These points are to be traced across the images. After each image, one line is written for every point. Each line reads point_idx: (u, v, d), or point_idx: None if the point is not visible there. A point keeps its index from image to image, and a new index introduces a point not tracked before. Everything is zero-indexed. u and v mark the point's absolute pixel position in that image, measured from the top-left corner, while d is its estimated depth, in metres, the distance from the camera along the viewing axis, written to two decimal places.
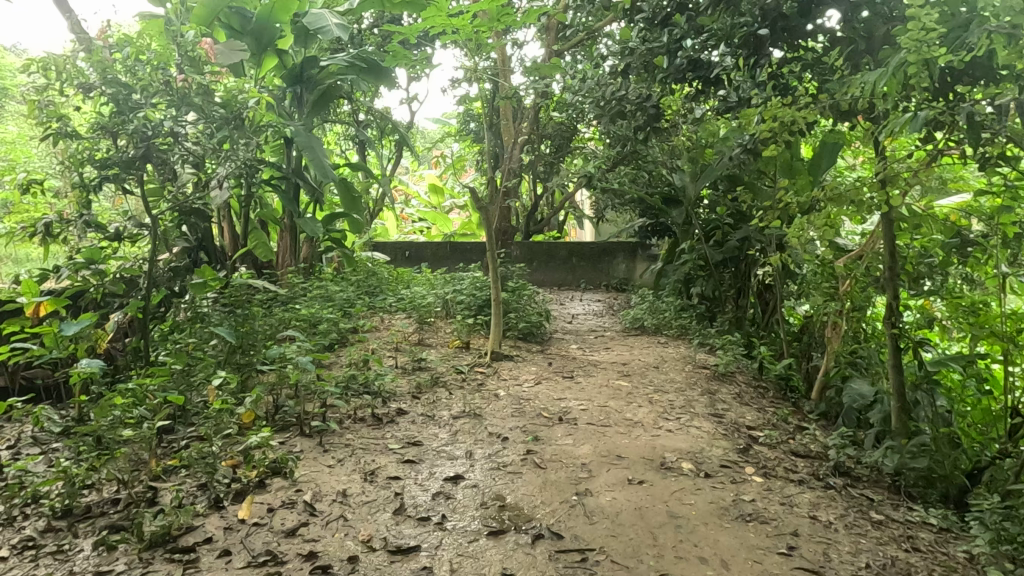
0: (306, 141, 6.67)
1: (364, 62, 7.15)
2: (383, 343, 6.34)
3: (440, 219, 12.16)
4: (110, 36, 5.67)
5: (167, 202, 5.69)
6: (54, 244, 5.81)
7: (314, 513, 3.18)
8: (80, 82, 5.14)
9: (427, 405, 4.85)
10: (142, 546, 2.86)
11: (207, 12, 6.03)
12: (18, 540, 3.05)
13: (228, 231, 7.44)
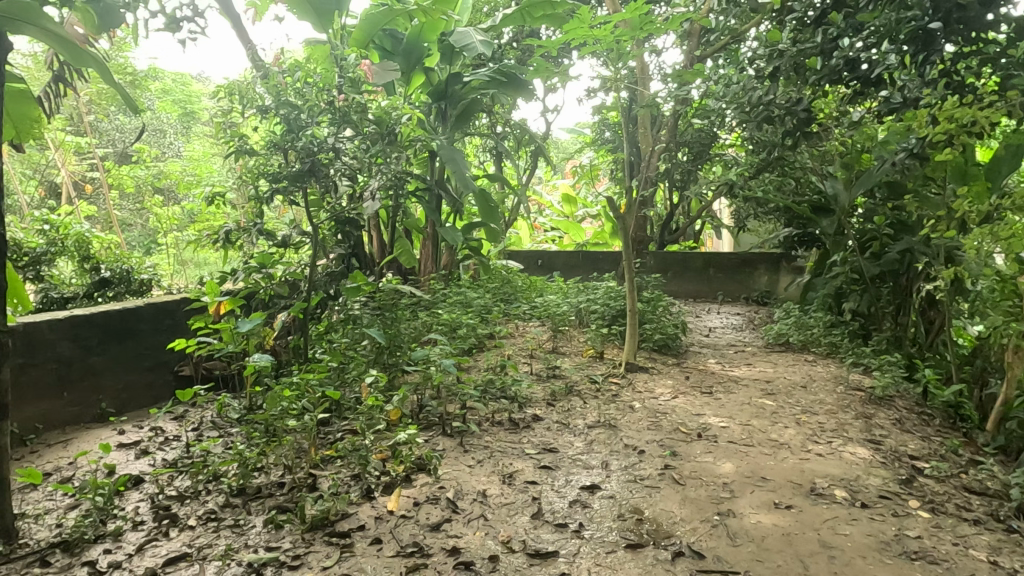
0: (449, 154, 6.94)
1: (504, 76, 7.41)
2: (518, 349, 6.47)
3: (573, 228, 12.21)
4: (283, 62, 6.26)
5: (326, 212, 6.18)
6: (232, 250, 6.50)
7: (456, 510, 3.32)
8: (258, 104, 5.72)
9: (562, 413, 4.89)
10: (305, 528, 3.12)
11: (364, 36, 6.52)
12: (202, 512, 3.44)
13: (377, 239, 7.94)
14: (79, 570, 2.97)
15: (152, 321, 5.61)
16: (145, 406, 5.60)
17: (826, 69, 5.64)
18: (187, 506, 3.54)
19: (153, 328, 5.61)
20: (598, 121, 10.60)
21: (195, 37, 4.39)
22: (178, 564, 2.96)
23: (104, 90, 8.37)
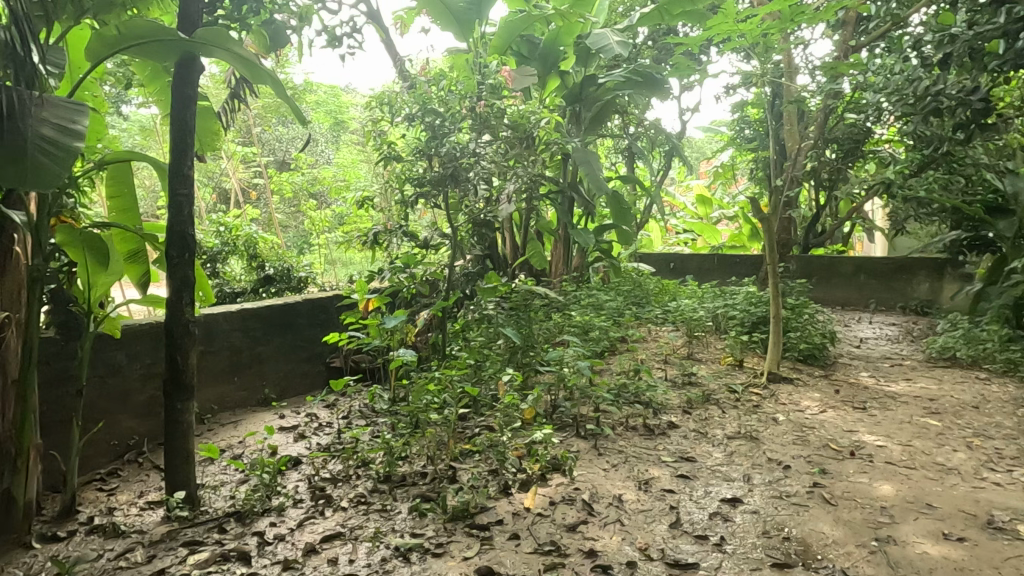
0: (583, 156, 6.96)
1: (640, 76, 7.32)
2: (651, 354, 6.34)
3: (708, 230, 11.74)
4: (427, 71, 6.55)
5: (463, 214, 6.39)
6: (378, 250, 6.90)
7: (592, 513, 3.32)
8: (406, 113, 6.03)
9: (699, 422, 4.73)
10: (447, 518, 3.25)
11: (503, 42, 6.68)
12: (354, 495, 3.68)
13: (510, 241, 8.10)
14: (249, 539, 3.28)
15: (309, 315, 6.09)
16: (301, 394, 6.08)
17: (1009, 54, 5.02)
18: (340, 488, 3.81)
19: (309, 321, 6.09)
20: (735, 118, 10.07)
21: (353, 51, 4.67)
22: (334, 542, 3.19)
23: (269, 104, 9.25)
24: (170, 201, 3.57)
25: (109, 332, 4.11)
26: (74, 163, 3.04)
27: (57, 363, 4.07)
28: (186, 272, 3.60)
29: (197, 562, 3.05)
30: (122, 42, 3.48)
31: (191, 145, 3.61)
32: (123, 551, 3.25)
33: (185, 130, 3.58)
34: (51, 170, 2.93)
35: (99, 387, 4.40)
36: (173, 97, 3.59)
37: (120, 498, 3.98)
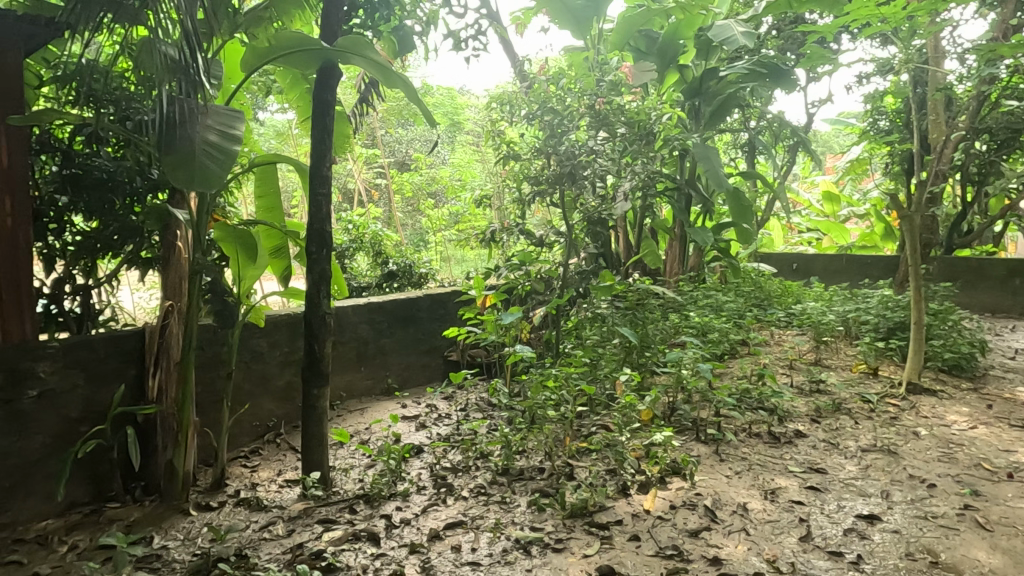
0: (703, 152, 6.72)
1: (764, 67, 6.91)
2: (775, 359, 6.04)
3: (836, 229, 10.96)
4: (545, 70, 6.59)
5: (578, 212, 6.38)
6: (494, 248, 7.03)
7: (716, 520, 3.22)
8: (525, 112, 6.10)
9: (829, 432, 4.46)
10: (566, 514, 3.27)
11: (620, 38, 6.64)
12: (474, 486, 3.79)
13: (624, 240, 8.00)
14: (378, 521, 3.45)
15: (429, 310, 6.32)
16: (421, 385, 6.32)
17: None
18: (460, 478, 3.93)
19: (429, 316, 6.32)
20: (868, 109, 9.37)
21: (477, 52, 4.81)
22: (456, 530, 3.30)
23: (392, 107, 9.67)
24: (310, 200, 3.81)
25: (254, 319, 4.51)
26: (234, 166, 3.36)
27: (210, 349, 4.48)
28: (323, 266, 3.83)
29: (331, 539, 3.24)
30: (272, 52, 3.78)
31: (330, 147, 3.82)
32: (267, 523, 3.53)
33: (324, 133, 3.80)
34: (217, 174, 3.25)
35: (246, 372, 4.78)
36: (314, 103, 3.83)
37: (261, 474, 4.32)
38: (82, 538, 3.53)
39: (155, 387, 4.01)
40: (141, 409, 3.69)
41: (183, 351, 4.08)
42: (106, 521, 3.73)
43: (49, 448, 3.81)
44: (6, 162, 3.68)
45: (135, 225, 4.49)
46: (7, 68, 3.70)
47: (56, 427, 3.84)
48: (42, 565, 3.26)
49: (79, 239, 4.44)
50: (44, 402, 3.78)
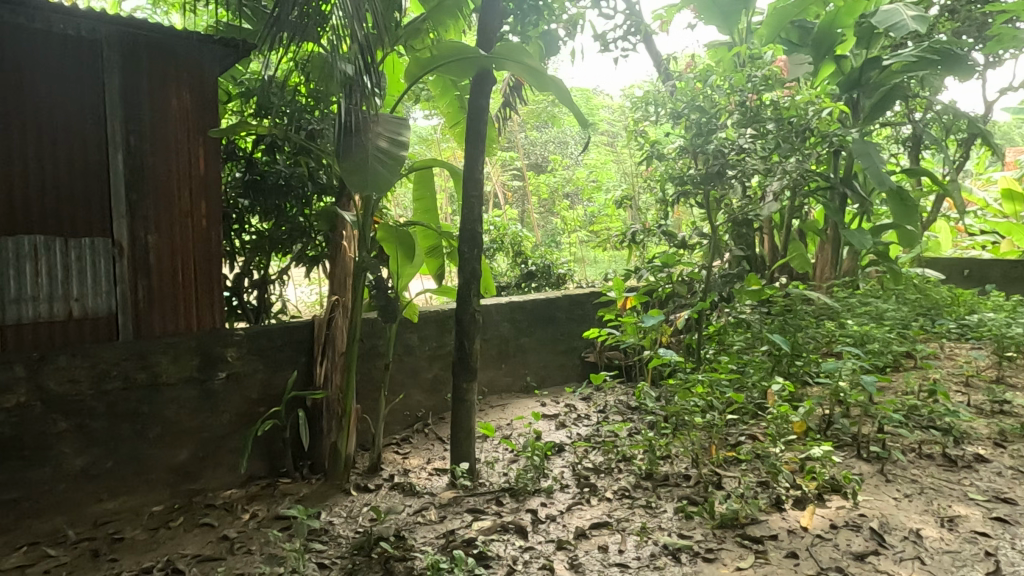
0: (861, 148, 6.22)
1: (937, 53, 6.21)
2: (946, 374, 5.48)
3: (1018, 231, 9.73)
4: (691, 68, 6.43)
5: (723, 212, 6.14)
6: (633, 249, 6.95)
7: (884, 544, 2.99)
8: (671, 110, 5.97)
9: (1017, 459, 3.98)
10: (716, 524, 3.18)
11: (771, 30, 6.33)
12: (617, 488, 3.78)
13: (770, 242, 7.60)
14: (524, 514, 3.53)
15: (568, 310, 6.38)
16: (558, 384, 6.39)
17: None
18: (603, 479, 3.93)
19: (568, 316, 6.38)
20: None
21: (626, 53, 4.79)
22: (602, 530, 3.31)
23: (531, 111, 9.85)
24: (463, 202, 3.97)
25: (409, 314, 4.74)
26: (401, 169, 3.62)
27: (368, 341, 4.81)
28: (474, 265, 3.98)
29: (481, 529, 3.36)
30: (432, 62, 3.99)
31: (483, 151, 3.97)
32: (420, 508, 3.74)
33: (478, 137, 3.96)
34: (387, 178, 3.52)
35: (399, 364, 5.07)
36: (469, 109, 3.99)
37: (412, 461, 4.57)
38: (261, 508, 3.91)
39: (322, 374, 4.38)
40: (312, 394, 4.04)
41: (347, 343, 4.42)
42: (280, 494, 4.11)
43: (235, 425, 4.25)
44: (204, 171, 4.16)
45: (303, 226, 4.91)
46: (207, 89, 4.17)
47: (240, 406, 4.27)
48: (229, 529, 3.65)
49: (256, 237, 4.93)
50: (231, 383, 4.21)
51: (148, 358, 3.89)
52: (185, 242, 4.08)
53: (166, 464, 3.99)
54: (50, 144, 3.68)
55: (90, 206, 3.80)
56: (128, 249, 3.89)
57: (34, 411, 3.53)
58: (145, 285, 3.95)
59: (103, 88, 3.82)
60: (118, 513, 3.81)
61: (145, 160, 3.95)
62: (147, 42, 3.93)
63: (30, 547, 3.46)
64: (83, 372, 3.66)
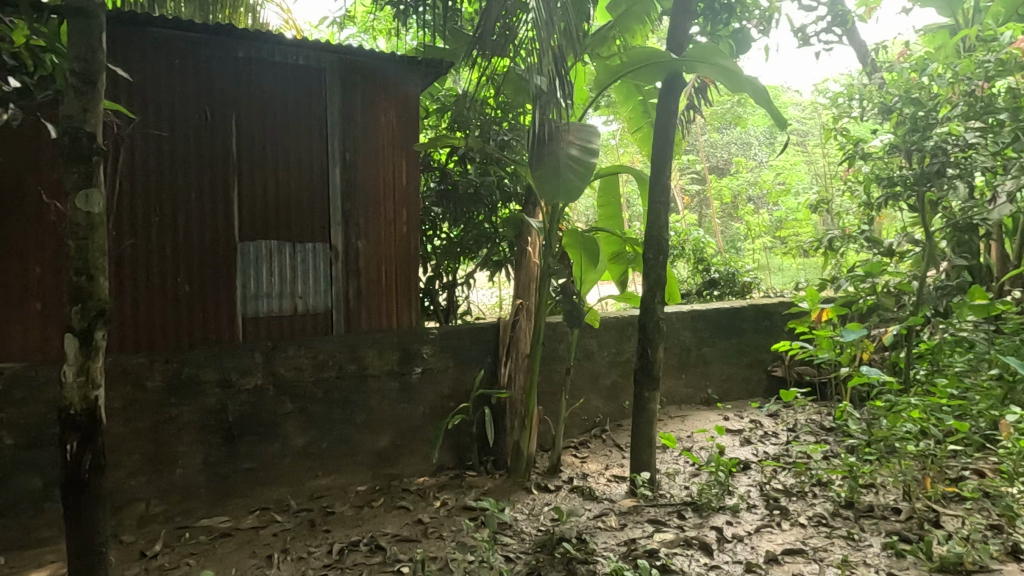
0: None
1: None
2: None
3: None
4: (904, 56, 5.79)
5: (941, 216, 5.43)
6: (829, 256, 6.42)
7: None
8: (880, 104, 5.35)
9: None
10: (934, 567, 2.86)
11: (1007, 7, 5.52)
12: (812, 514, 3.53)
13: (999, 249, 6.63)
14: (709, 531, 3.41)
15: (754, 321, 6.06)
16: (742, 398, 6.08)
17: None
18: (795, 504, 3.69)
19: (754, 327, 6.07)
20: None
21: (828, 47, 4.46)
22: (796, 558, 3.11)
23: (714, 112, 9.50)
24: (649, 208, 3.94)
25: (590, 321, 4.76)
26: (590, 177, 3.76)
27: (550, 344, 4.95)
28: (659, 272, 3.93)
29: (664, 541, 3.31)
30: (621, 69, 4.01)
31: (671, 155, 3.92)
32: (600, 513, 3.76)
33: (665, 142, 3.93)
34: (578, 187, 3.67)
35: (578, 369, 5.15)
36: (658, 113, 3.98)
37: (591, 466, 4.63)
38: (450, 497, 4.17)
39: (506, 374, 4.60)
40: (498, 393, 4.25)
41: (530, 345, 4.60)
42: (466, 486, 4.36)
43: (428, 418, 4.56)
44: (405, 182, 4.57)
45: (489, 233, 5.21)
46: (409, 107, 4.58)
47: (433, 401, 4.57)
48: (423, 513, 3.94)
49: (444, 244, 5.26)
50: (425, 378, 4.54)
51: (357, 351, 4.29)
52: (389, 247, 4.51)
53: (370, 449, 4.37)
54: (284, 160, 4.17)
55: (313, 215, 4.27)
56: (342, 252, 4.36)
57: (267, 393, 4.00)
58: (355, 285, 4.41)
59: (326, 109, 4.29)
60: (330, 489, 4.23)
61: (358, 173, 4.39)
62: (361, 67, 4.38)
63: (261, 511, 3.96)
64: (306, 362, 4.12)
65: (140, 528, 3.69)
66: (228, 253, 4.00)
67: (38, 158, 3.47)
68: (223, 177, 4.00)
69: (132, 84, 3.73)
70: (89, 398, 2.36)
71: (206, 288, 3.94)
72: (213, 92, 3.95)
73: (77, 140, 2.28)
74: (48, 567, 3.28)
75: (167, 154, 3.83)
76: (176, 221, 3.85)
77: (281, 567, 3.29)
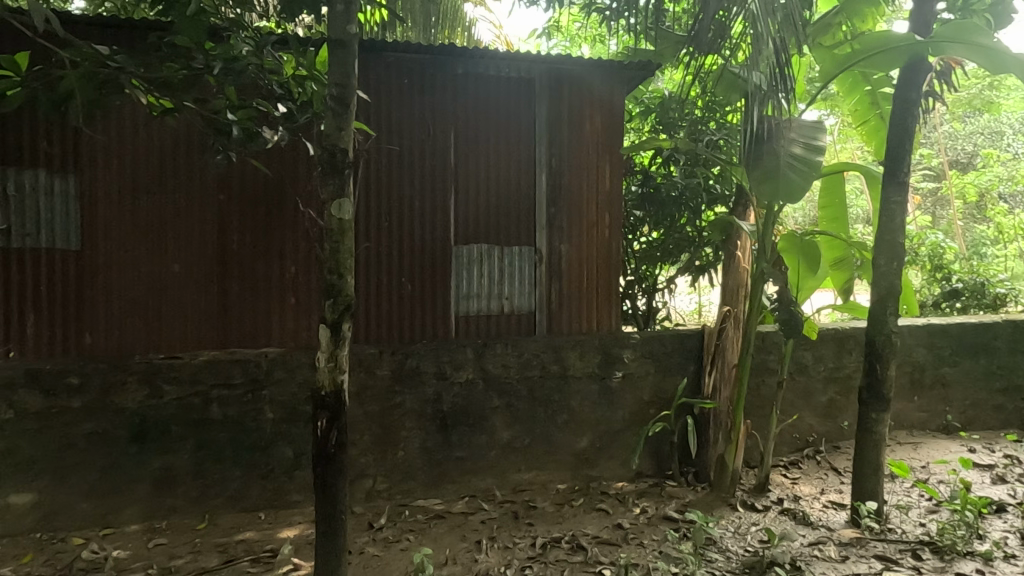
0: None
1: None
2: None
3: None
4: None
5: None
6: None
7: None
8: None
9: None
10: None
11: None
12: None
13: None
14: None
15: (1010, 340, 5.21)
16: (992, 429, 5.26)
17: None
18: None
19: (1009, 348, 5.23)
20: None
21: None
22: None
23: (958, 99, 8.32)
24: (882, 209, 3.57)
25: (809, 332, 4.38)
26: (815, 175, 3.52)
27: (758, 355, 4.70)
28: (894, 280, 3.52)
29: None
30: (849, 59, 3.64)
31: (909, 149, 3.53)
32: (816, 541, 3.49)
33: (904, 134, 3.53)
34: (800, 185, 3.45)
35: (791, 383, 4.80)
36: (895, 103, 3.59)
37: (804, 489, 4.29)
38: (650, 505, 4.12)
39: (710, 385, 4.48)
40: (701, 403, 4.12)
41: (737, 355, 4.43)
42: (666, 496, 4.27)
43: (628, 423, 4.54)
44: (608, 187, 4.61)
45: (691, 237, 5.09)
46: (614, 111, 4.61)
47: (633, 406, 4.54)
48: (622, 518, 3.93)
49: (646, 246, 5.17)
50: (626, 383, 4.52)
51: (560, 353, 4.40)
52: (591, 251, 4.58)
53: (571, 449, 4.45)
54: (496, 168, 4.40)
55: (520, 219, 4.46)
56: (547, 256, 4.50)
57: (477, 387, 4.25)
58: (558, 288, 4.53)
59: (534, 118, 4.46)
60: (532, 484, 4.38)
61: (563, 178, 4.51)
62: (568, 75, 4.49)
63: (469, 499, 4.22)
64: (513, 360, 4.31)
65: (367, 502, 4.12)
66: (445, 256, 4.32)
67: (296, 173, 4.02)
68: (442, 186, 4.32)
69: (369, 103, 4.16)
70: (336, 380, 2.68)
71: (425, 287, 4.29)
72: (434, 107, 4.29)
73: (334, 155, 2.60)
74: (297, 527, 3.79)
75: (395, 165, 4.23)
76: (401, 227, 4.24)
77: (489, 553, 3.48)
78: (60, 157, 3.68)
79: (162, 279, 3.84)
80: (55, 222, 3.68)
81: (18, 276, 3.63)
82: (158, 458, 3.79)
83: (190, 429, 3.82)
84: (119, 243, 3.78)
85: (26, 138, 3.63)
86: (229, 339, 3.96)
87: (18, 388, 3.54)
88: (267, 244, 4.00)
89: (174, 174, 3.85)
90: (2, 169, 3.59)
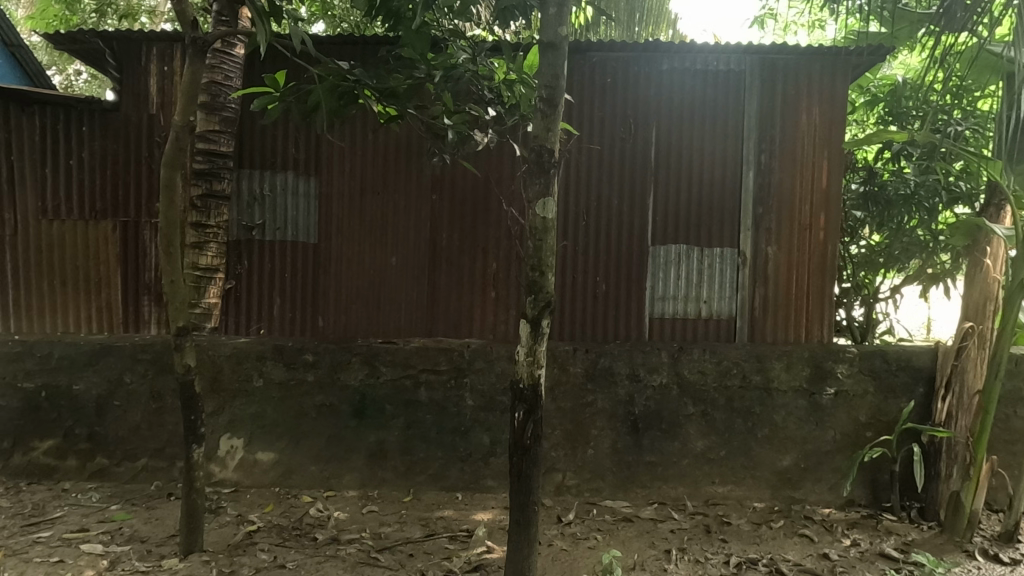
0: None
1: None
2: None
3: None
4: None
5: None
6: None
7: None
8: None
9: None
10: None
11: None
12: None
13: None
14: None
15: None
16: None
17: None
18: None
19: None
20: None
21: None
22: None
23: None
24: None
25: None
26: None
27: (1008, 382, 4.05)
28: None
29: None
30: None
31: None
32: None
33: None
34: None
35: None
36: None
37: None
38: (864, 538, 3.71)
39: (943, 411, 3.93)
40: (933, 431, 3.61)
41: (981, 379, 3.83)
42: (883, 530, 3.82)
43: (839, 444, 4.14)
44: (825, 185, 4.22)
45: (923, 242, 4.45)
46: (835, 102, 4.21)
47: (847, 426, 4.13)
48: (829, 549, 3.59)
49: (865, 251, 4.65)
50: (840, 401, 4.11)
51: (763, 362, 4.13)
52: (802, 255, 4.23)
53: (772, 467, 4.15)
54: (699, 166, 4.23)
55: (723, 219, 4.24)
56: (751, 258, 4.24)
57: (672, 392, 4.13)
58: (762, 293, 4.25)
59: (743, 112, 4.21)
60: (726, 498, 4.16)
61: (773, 176, 4.22)
62: (783, 66, 4.19)
63: (659, 505, 4.11)
64: (711, 367, 4.13)
65: (556, 495, 4.19)
66: (642, 256, 4.25)
67: (501, 175, 4.19)
68: (641, 185, 4.25)
69: (572, 103, 4.21)
70: (534, 375, 2.74)
71: (620, 286, 4.25)
72: (637, 104, 4.22)
73: (541, 155, 2.67)
74: (490, 511, 3.97)
75: (595, 163, 4.24)
76: (599, 226, 4.25)
77: (679, 564, 3.37)
78: (305, 161, 4.21)
79: (382, 271, 4.24)
80: (299, 218, 4.22)
81: (269, 264, 4.22)
82: (373, 434, 4.18)
83: (401, 409, 4.17)
84: (348, 236, 4.23)
85: (280, 145, 4.20)
86: (435, 328, 4.25)
87: (267, 360, 4.11)
88: (474, 241, 4.22)
89: (395, 175, 4.21)
90: (260, 171, 4.20)
